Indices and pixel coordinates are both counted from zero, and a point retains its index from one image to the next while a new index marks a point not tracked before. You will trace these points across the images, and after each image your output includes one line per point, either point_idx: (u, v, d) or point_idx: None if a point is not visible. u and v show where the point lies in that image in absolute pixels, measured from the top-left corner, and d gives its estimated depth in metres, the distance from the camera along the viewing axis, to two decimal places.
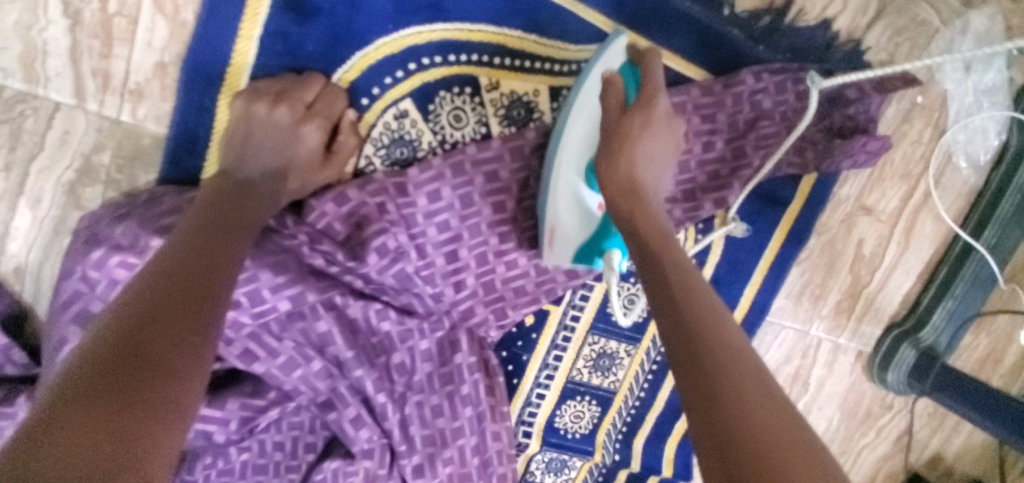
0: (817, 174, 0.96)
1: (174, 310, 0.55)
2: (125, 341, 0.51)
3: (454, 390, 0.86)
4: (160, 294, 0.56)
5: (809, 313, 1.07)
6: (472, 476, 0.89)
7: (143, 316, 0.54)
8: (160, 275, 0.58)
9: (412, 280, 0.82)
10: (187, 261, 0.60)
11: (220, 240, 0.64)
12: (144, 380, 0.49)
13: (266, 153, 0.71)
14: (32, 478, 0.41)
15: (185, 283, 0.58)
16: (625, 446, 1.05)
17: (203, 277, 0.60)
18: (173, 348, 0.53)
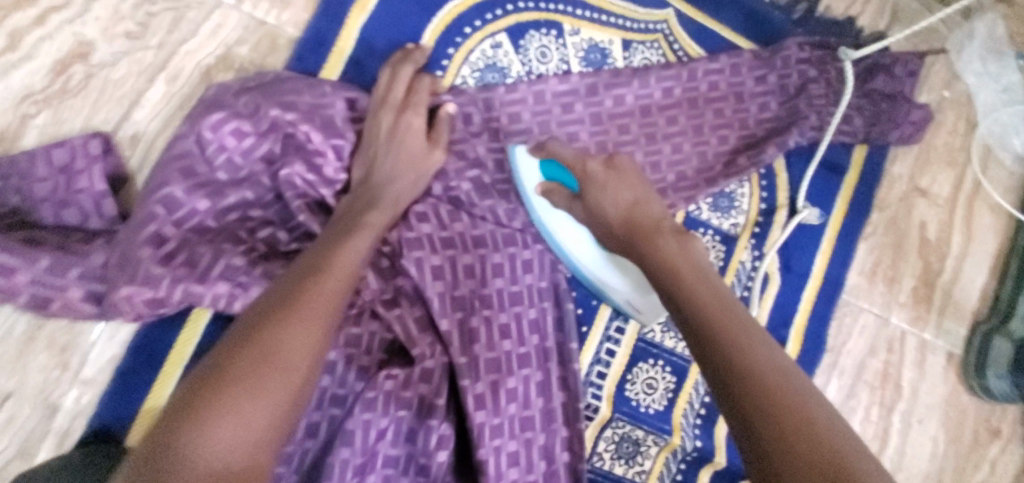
0: (868, 145, 1.02)
1: (301, 302, 0.65)
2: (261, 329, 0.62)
3: (522, 312, 0.84)
4: (279, 316, 0.63)
5: (887, 298, 1.03)
6: (534, 422, 0.83)
7: (286, 297, 0.65)
8: (279, 302, 0.65)
9: (488, 192, 0.85)
10: (323, 253, 0.71)
11: (348, 243, 0.72)
12: (270, 374, 0.59)
13: (365, 153, 0.79)
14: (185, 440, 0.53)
15: (308, 300, 0.65)
16: (706, 432, 0.92)
17: (315, 311, 0.65)
18: (286, 357, 0.61)
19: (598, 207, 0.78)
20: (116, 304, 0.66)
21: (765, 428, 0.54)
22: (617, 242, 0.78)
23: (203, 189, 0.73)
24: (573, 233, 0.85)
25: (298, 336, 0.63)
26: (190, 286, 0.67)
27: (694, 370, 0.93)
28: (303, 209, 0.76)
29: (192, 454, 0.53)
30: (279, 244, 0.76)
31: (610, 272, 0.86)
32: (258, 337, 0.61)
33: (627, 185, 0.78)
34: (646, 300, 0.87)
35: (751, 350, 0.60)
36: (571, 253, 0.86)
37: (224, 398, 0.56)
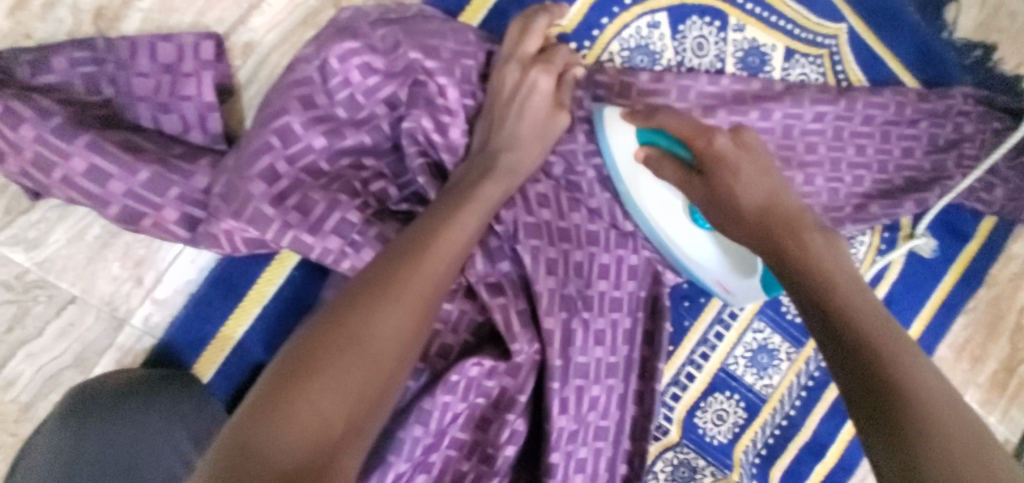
0: (997, 218, 0.97)
1: (408, 273, 0.56)
2: (367, 299, 0.53)
3: (619, 320, 0.78)
4: (373, 297, 0.53)
5: (966, 376, 0.99)
6: (608, 434, 0.78)
7: (394, 266, 0.56)
8: (371, 282, 0.55)
9: (612, 184, 0.77)
10: (435, 221, 0.61)
11: (451, 225, 0.61)
12: (374, 353, 0.51)
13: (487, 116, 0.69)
14: (284, 413, 0.46)
15: (404, 283, 0.55)
16: (762, 472, 0.90)
17: (413, 295, 0.55)
18: (388, 333, 0.52)
19: (734, 211, 0.64)
20: (214, 236, 0.61)
21: (920, 448, 0.45)
22: (751, 238, 0.64)
23: (322, 125, 0.64)
24: (679, 219, 0.73)
25: (395, 321, 0.53)
26: (300, 234, 0.61)
27: (767, 410, 0.90)
28: (423, 170, 0.67)
29: (288, 425, 0.45)
30: (387, 201, 0.68)
31: (705, 252, 0.74)
32: (348, 328, 0.51)
33: (757, 170, 0.65)
34: (744, 288, 0.74)
35: (888, 346, 0.52)
36: (678, 250, 0.75)
37: (309, 389, 0.47)
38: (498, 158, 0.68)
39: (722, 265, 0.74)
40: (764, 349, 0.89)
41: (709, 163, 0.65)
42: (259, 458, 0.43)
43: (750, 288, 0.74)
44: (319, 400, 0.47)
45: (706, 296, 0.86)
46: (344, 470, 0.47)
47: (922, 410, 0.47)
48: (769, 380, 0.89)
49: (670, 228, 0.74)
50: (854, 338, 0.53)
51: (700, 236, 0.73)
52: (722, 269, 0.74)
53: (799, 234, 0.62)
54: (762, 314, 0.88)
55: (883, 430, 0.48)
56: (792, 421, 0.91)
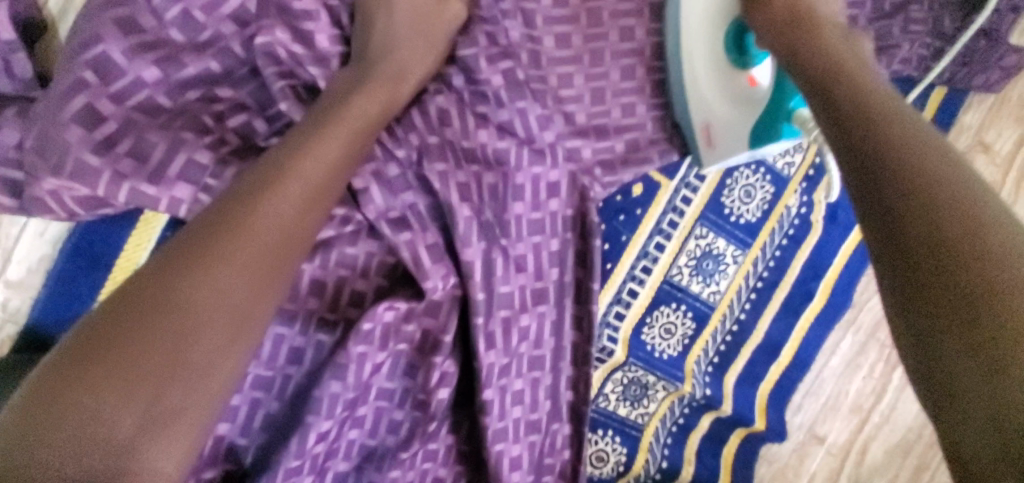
0: (947, 88, 0.92)
1: (232, 240, 0.50)
2: (179, 269, 0.48)
3: (543, 243, 0.72)
4: (187, 267, 0.48)
5: None
6: (544, 362, 0.74)
7: (214, 228, 0.50)
8: (191, 244, 0.49)
9: (522, 90, 0.68)
10: (267, 164, 0.53)
11: (313, 160, 0.54)
12: (187, 336, 0.47)
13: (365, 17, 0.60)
14: (71, 398, 0.44)
15: (228, 252, 0.49)
16: (716, 381, 0.88)
17: (237, 269, 0.49)
18: (202, 316, 0.48)
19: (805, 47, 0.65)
20: (40, 200, 0.52)
21: (969, 283, 0.43)
22: (772, 20, 0.67)
23: (152, 52, 0.55)
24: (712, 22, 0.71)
25: (210, 299, 0.48)
26: (138, 184, 0.52)
27: (716, 318, 0.86)
28: (285, 94, 0.58)
29: (76, 415, 0.44)
30: (253, 138, 0.58)
31: (712, 102, 0.72)
32: (155, 300, 0.47)
33: (826, 28, 0.66)
34: (729, 128, 0.72)
35: (940, 201, 0.46)
36: (686, 72, 0.73)
37: (112, 369, 0.45)
38: (376, 71, 0.59)
39: (718, 103, 0.72)
40: (708, 255, 0.84)
41: (827, 14, 0.68)
42: (27, 459, 0.42)
43: (735, 140, 0.73)
44: (112, 389, 0.44)
45: (642, 207, 0.80)
46: (145, 467, 0.45)
47: (981, 260, 0.43)
48: (716, 287, 0.85)
49: (688, 54, 0.72)
50: (898, 201, 0.48)
51: (717, 70, 0.72)
52: (720, 108, 0.72)
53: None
54: (704, 218, 0.83)
55: (912, 276, 0.45)
56: (743, 326, 0.88)
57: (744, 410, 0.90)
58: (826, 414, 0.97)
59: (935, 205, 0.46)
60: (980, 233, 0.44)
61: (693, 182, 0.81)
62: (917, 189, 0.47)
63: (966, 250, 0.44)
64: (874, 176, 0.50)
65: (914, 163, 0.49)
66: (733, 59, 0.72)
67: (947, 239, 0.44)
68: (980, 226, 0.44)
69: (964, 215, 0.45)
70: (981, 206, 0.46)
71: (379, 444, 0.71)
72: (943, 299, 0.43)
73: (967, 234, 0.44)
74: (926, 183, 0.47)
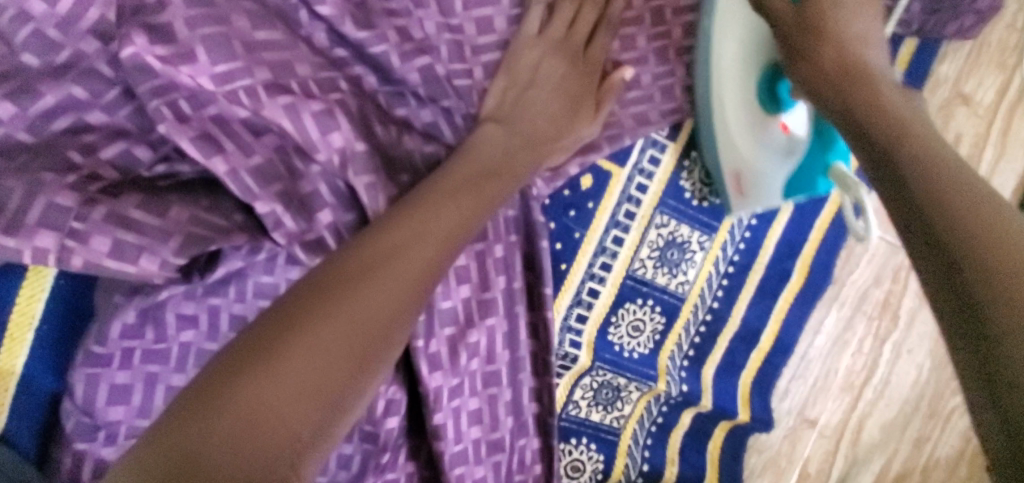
0: (918, 40, 0.85)
1: (277, 340, 0.45)
2: (218, 383, 0.43)
3: (485, 250, 0.66)
4: (227, 379, 0.43)
5: None
6: (500, 378, 0.69)
7: (291, 327, 0.46)
8: (242, 352, 0.45)
9: (440, 86, 0.62)
10: (387, 248, 0.52)
11: (431, 216, 0.56)
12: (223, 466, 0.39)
13: None
14: None
15: (273, 354, 0.44)
16: (692, 375, 0.83)
17: (284, 368, 0.43)
18: (261, 434, 0.41)
19: (815, 48, 0.59)
20: None
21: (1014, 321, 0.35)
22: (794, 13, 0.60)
23: (3, 84, 0.50)
24: (745, 63, 0.69)
25: (290, 403, 0.42)
26: None
27: (686, 309, 0.81)
28: (161, 115, 0.51)
29: None
30: (137, 169, 0.53)
31: (734, 142, 0.71)
32: (184, 430, 0.41)
33: (861, 17, 0.60)
34: (756, 178, 0.72)
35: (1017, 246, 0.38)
36: (717, 123, 0.70)
37: (249, 413, 0.41)
38: (260, 82, 0.52)
39: (753, 155, 0.71)
40: (672, 244, 0.78)
41: None
42: None
43: (766, 186, 0.73)
44: None
45: (594, 199, 0.74)
46: None
47: None
48: (684, 276, 0.79)
49: (722, 105, 0.70)
50: (937, 214, 0.42)
51: (755, 127, 0.70)
52: (747, 153, 0.71)
53: (484, 163, 0.62)
54: (664, 206, 0.77)
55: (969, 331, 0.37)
56: (716, 314, 0.82)
57: (726, 401, 0.84)
58: (817, 395, 0.92)
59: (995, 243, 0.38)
60: None
61: (647, 167, 0.75)
62: (937, 208, 0.42)
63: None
64: (908, 192, 0.46)
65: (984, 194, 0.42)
66: (766, 110, 0.71)
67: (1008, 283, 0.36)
68: None
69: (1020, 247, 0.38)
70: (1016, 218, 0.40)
71: None
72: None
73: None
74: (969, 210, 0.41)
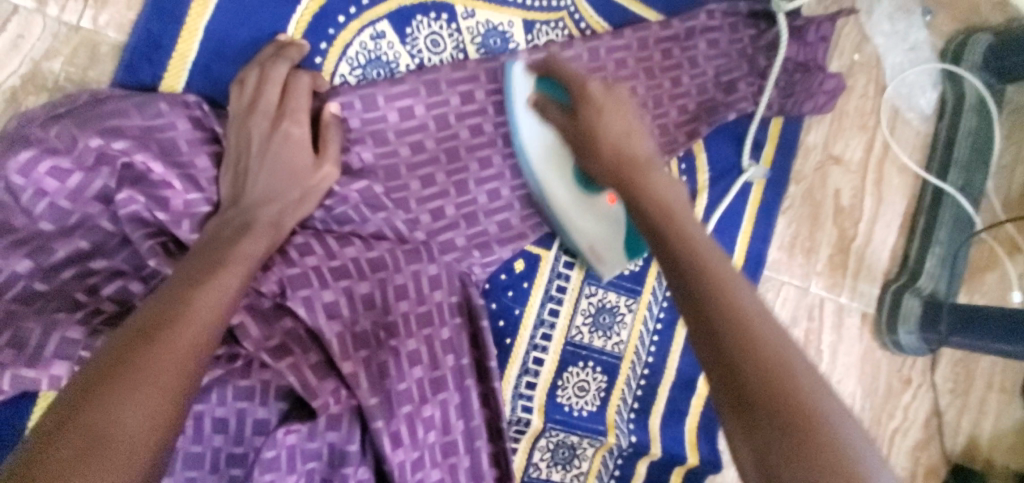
0: (783, 119, 1.02)
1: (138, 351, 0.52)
2: (122, 380, 0.50)
3: (433, 334, 0.77)
4: (109, 387, 0.49)
5: (805, 269, 1.04)
6: (457, 446, 0.77)
7: (124, 350, 0.53)
8: (116, 360, 0.52)
9: (380, 201, 0.76)
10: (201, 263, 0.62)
11: (209, 285, 0.60)
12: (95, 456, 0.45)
13: (267, 165, 0.67)
14: None
15: (146, 360, 0.52)
16: (641, 426, 0.91)
17: (159, 367, 0.52)
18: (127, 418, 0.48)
19: (593, 146, 0.71)
20: None
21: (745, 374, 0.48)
22: (608, 174, 0.70)
23: (24, 247, 0.60)
24: (558, 167, 0.79)
25: (147, 399, 0.50)
26: (18, 370, 0.57)
27: (625, 367, 0.91)
28: (154, 251, 0.63)
29: None
30: (131, 298, 0.63)
31: (579, 219, 0.81)
32: (102, 421, 0.47)
33: (625, 113, 0.72)
34: (609, 247, 0.83)
35: (723, 298, 0.53)
36: (567, 221, 0.81)
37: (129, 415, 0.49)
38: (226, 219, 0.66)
39: (599, 227, 0.83)
40: (603, 310, 0.90)
41: (586, 103, 0.72)
42: None
43: (614, 246, 0.84)
44: None
45: (528, 280, 0.86)
46: None
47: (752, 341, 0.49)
48: (618, 337, 0.90)
49: (560, 204, 0.80)
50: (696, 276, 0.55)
51: (590, 201, 0.81)
52: (596, 230, 0.82)
53: (279, 204, 0.67)
54: (590, 278, 0.89)
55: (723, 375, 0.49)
56: (653, 368, 0.93)
57: (675, 448, 0.92)
58: None
59: (710, 304, 0.52)
60: (742, 317, 0.51)
61: None
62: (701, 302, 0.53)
63: (733, 340, 0.50)
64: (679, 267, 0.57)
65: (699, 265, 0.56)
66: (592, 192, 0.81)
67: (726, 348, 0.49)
68: (739, 307, 0.52)
69: (733, 314, 0.51)
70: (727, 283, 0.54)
71: None
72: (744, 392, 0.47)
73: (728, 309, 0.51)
74: (708, 282, 0.54)
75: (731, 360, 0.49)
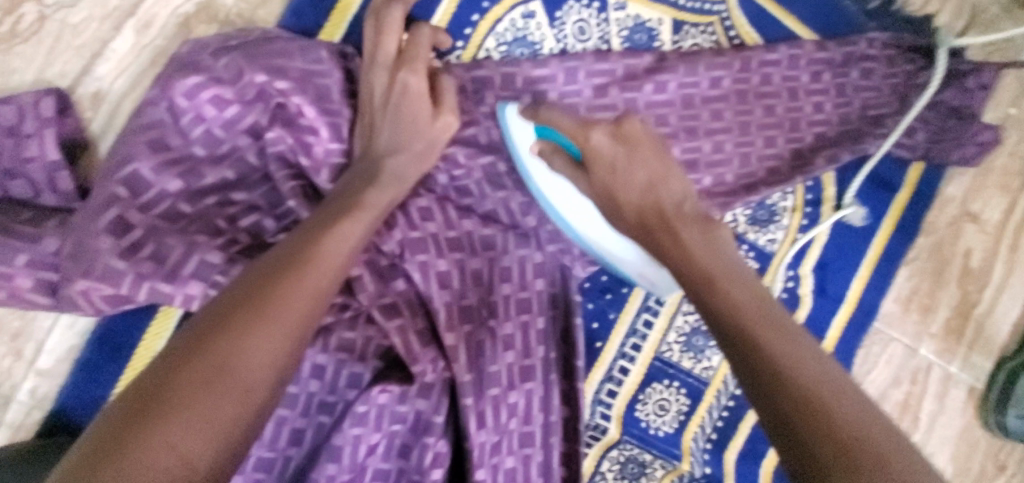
0: (925, 164, 0.95)
1: (265, 287, 0.55)
2: (251, 311, 0.53)
3: (529, 322, 0.76)
4: (241, 317, 0.52)
5: (917, 328, 0.96)
6: (534, 439, 0.76)
7: (258, 283, 0.55)
8: (248, 293, 0.54)
9: (501, 180, 0.75)
10: (331, 210, 0.63)
11: (337, 234, 0.61)
12: (218, 383, 0.48)
13: (388, 118, 0.66)
14: (143, 451, 0.44)
15: (273, 297, 0.54)
16: (715, 458, 0.87)
17: (285, 306, 0.54)
18: (251, 349, 0.51)
19: (619, 202, 0.67)
20: (71, 299, 0.60)
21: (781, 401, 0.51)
22: (637, 227, 0.67)
23: (176, 167, 0.63)
24: (596, 231, 0.74)
25: (269, 335, 0.52)
26: (156, 284, 0.60)
27: (710, 394, 0.87)
28: (294, 193, 0.66)
29: (148, 452, 0.44)
30: (263, 234, 0.66)
31: (623, 249, 0.75)
32: (226, 346, 0.50)
33: (648, 158, 0.67)
34: (663, 278, 0.77)
35: (752, 321, 0.57)
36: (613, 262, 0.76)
37: (253, 345, 0.51)
38: (357, 172, 0.66)
39: (645, 263, 0.75)
40: (699, 331, 0.86)
41: (597, 160, 0.66)
42: None
43: (666, 276, 0.76)
44: (163, 434, 0.45)
45: (628, 285, 0.84)
46: None
47: (785, 376, 0.52)
48: (708, 362, 0.86)
49: (599, 238, 0.75)
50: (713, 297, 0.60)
51: (636, 252, 0.75)
52: (648, 266, 0.76)
53: (401, 154, 0.67)
54: None
55: (763, 403, 0.52)
56: (739, 401, 0.88)
57: None
58: None
59: (742, 329, 0.56)
60: (769, 343, 0.54)
61: None
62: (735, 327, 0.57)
63: (768, 371, 0.53)
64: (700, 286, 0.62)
65: (717, 286, 0.60)
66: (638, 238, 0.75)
67: (760, 373, 0.53)
68: (769, 337, 0.55)
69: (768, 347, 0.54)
70: (746, 303, 0.58)
71: None
72: (782, 415, 0.50)
73: (756, 341, 0.55)
74: (728, 308, 0.58)
75: (770, 392, 0.51)
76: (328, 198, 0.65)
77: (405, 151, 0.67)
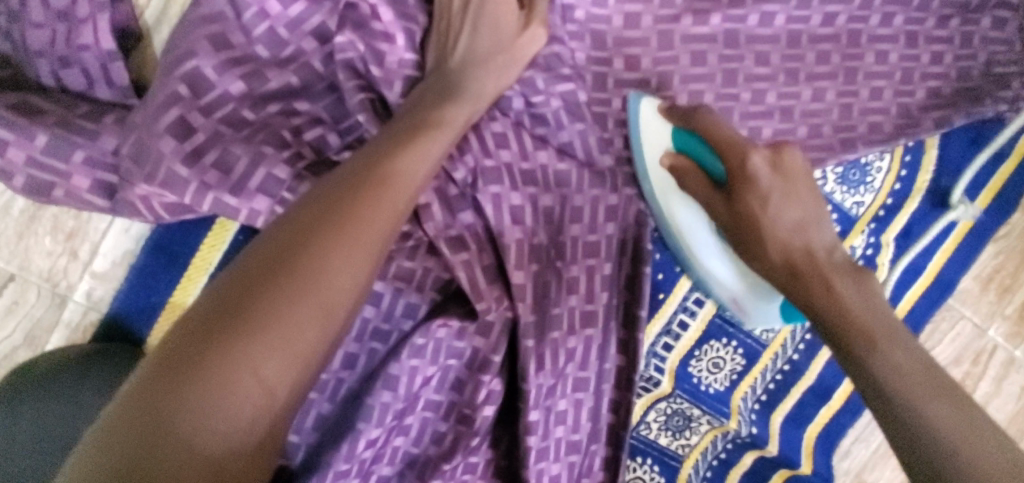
0: None
1: (344, 202, 0.50)
2: (331, 229, 0.49)
3: (596, 267, 0.71)
4: (319, 234, 0.48)
5: (992, 308, 0.88)
6: (587, 385, 0.73)
7: (338, 196, 0.50)
8: (326, 206, 0.50)
9: (581, 112, 0.69)
10: (413, 122, 0.57)
11: (412, 151, 0.54)
12: (298, 309, 0.45)
13: (467, 21, 0.60)
14: (222, 375, 0.42)
15: (352, 214, 0.50)
16: (762, 419, 0.85)
17: (363, 226, 0.50)
18: (331, 274, 0.47)
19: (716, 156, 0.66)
20: (131, 203, 0.57)
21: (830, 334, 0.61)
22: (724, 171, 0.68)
23: (240, 68, 0.58)
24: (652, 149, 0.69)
25: (346, 258, 0.48)
26: (221, 195, 0.56)
27: (767, 356, 0.84)
28: (364, 106, 0.60)
29: (228, 375, 0.42)
30: (326, 150, 0.60)
31: (690, 208, 0.71)
32: (306, 264, 0.47)
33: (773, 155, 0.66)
34: (721, 251, 0.72)
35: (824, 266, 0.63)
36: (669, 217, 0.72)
37: (330, 271, 0.47)
38: (431, 84, 0.60)
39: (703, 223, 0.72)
40: None
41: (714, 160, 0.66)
42: (189, 428, 0.40)
43: (728, 250, 0.73)
44: (240, 360, 0.43)
45: None
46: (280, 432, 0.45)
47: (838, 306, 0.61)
48: (770, 324, 0.83)
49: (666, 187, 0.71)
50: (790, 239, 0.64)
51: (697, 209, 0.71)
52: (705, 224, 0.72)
53: (479, 61, 0.60)
54: None
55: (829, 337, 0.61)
56: (795, 365, 0.85)
57: (791, 452, 0.85)
58: (877, 462, 0.89)
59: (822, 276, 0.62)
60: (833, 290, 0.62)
61: None
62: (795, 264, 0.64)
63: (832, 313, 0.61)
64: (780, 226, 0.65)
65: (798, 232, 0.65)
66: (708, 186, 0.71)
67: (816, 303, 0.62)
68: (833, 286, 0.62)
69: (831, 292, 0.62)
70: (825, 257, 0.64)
71: (423, 453, 0.71)
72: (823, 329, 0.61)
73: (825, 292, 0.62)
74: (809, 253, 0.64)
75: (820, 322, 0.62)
76: (406, 107, 0.59)
77: (481, 57, 0.60)
